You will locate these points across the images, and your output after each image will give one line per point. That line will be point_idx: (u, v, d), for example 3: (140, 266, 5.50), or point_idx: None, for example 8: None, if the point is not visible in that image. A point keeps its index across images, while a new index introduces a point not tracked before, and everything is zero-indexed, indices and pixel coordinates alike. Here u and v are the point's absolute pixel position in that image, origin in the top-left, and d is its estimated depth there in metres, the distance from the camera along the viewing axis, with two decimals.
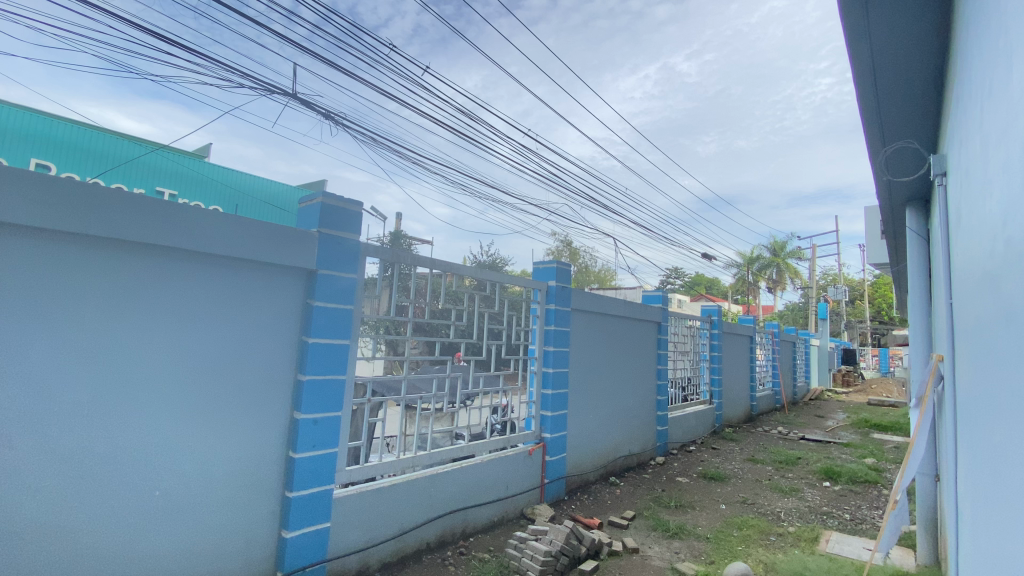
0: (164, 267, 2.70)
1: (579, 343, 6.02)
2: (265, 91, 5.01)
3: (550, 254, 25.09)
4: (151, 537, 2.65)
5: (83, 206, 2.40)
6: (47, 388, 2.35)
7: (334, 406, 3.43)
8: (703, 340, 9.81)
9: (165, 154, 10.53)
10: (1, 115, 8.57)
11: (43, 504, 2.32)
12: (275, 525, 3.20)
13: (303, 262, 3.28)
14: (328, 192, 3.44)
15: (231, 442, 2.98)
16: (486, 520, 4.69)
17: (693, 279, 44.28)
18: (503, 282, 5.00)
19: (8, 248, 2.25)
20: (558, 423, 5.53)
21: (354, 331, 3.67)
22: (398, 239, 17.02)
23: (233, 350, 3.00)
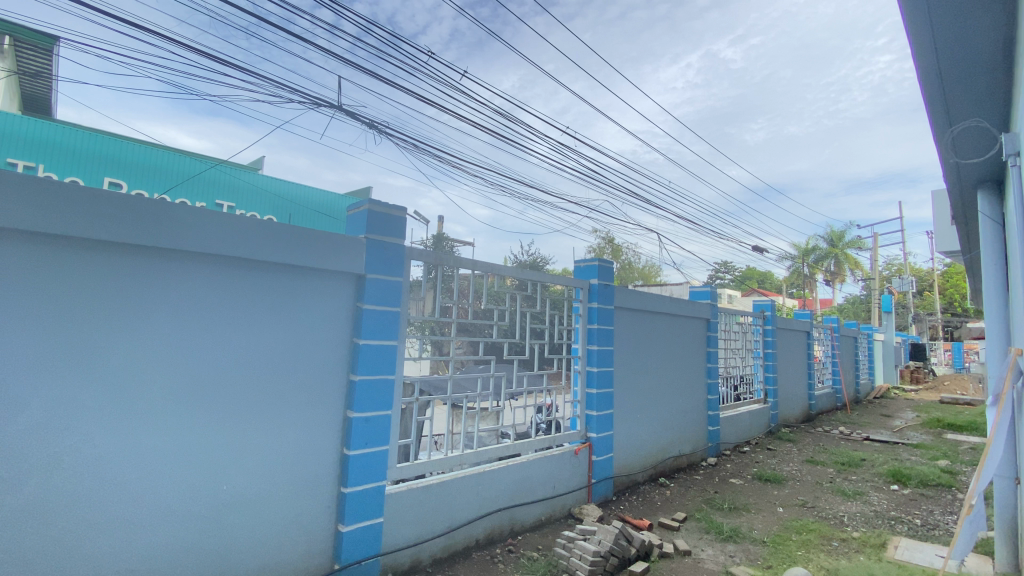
0: (227, 277, 2.90)
1: (623, 341, 5.94)
2: (313, 105, 5.29)
3: (592, 250, 24.91)
4: (221, 528, 2.85)
5: (154, 221, 2.61)
6: (124, 388, 2.56)
7: (385, 405, 3.55)
8: (755, 337, 9.45)
9: (224, 168, 11.32)
10: (81, 139, 9.49)
11: (125, 494, 2.54)
12: (332, 519, 3.36)
13: (352, 268, 3.43)
14: (374, 199, 3.58)
15: (290, 440, 3.16)
16: (533, 519, 4.71)
17: (744, 275, 42.62)
18: (544, 281, 5.02)
19: (92, 263, 2.48)
20: (604, 423, 5.48)
21: (402, 332, 3.78)
22: (441, 241, 17.40)
23: (290, 352, 3.17)
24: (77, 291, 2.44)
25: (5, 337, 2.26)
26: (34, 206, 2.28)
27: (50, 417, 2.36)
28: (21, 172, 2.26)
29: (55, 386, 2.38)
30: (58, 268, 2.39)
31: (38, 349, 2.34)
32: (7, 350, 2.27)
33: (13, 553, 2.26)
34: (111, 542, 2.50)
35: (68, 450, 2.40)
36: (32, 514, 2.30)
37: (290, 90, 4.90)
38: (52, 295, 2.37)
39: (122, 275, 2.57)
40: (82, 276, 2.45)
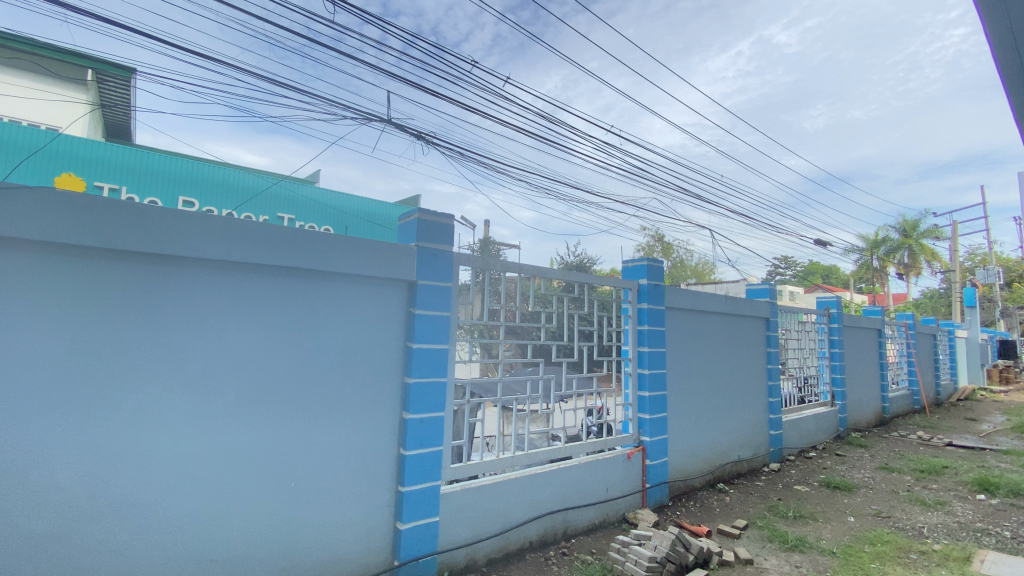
0: (290, 287, 3.12)
1: (676, 341, 5.80)
2: (363, 120, 5.56)
3: (641, 249, 24.45)
4: (289, 521, 3.06)
5: (225, 237, 2.84)
6: (200, 392, 2.79)
7: (438, 406, 3.67)
8: (819, 336, 8.95)
9: (287, 185, 12.22)
10: (164, 163, 10.46)
11: (203, 489, 2.77)
12: (390, 517, 3.50)
13: (404, 275, 3.57)
14: (423, 207, 3.71)
15: (350, 440, 3.33)
16: (587, 523, 4.70)
17: (805, 271, 40.41)
18: (592, 282, 5.00)
19: (175, 277, 2.74)
20: (657, 426, 5.36)
21: (453, 336, 3.89)
22: (487, 246, 17.64)
23: (348, 357, 3.35)
24: (158, 304, 2.69)
25: (101, 348, 2.54)
26: (120, 228, 2.55)
27: (138, 419, 2.61)
28: (109, 196, 2.52)
29: (142, 391, 2.63)
30: (142, 284, 2.65)
31: (128, 357, 2.60)
32: (102, 359, 2.54)
33: (110, 542, 2.52)
34: (192, 532, 2.73)
35: (153, 449, 2.64)
36: (124, 507, 2.56)
37: (344, 107, 5.18)
38: (138, 308, 2.64)
39: (197, 288, 2.80)
40: (165, 289, 2.71)
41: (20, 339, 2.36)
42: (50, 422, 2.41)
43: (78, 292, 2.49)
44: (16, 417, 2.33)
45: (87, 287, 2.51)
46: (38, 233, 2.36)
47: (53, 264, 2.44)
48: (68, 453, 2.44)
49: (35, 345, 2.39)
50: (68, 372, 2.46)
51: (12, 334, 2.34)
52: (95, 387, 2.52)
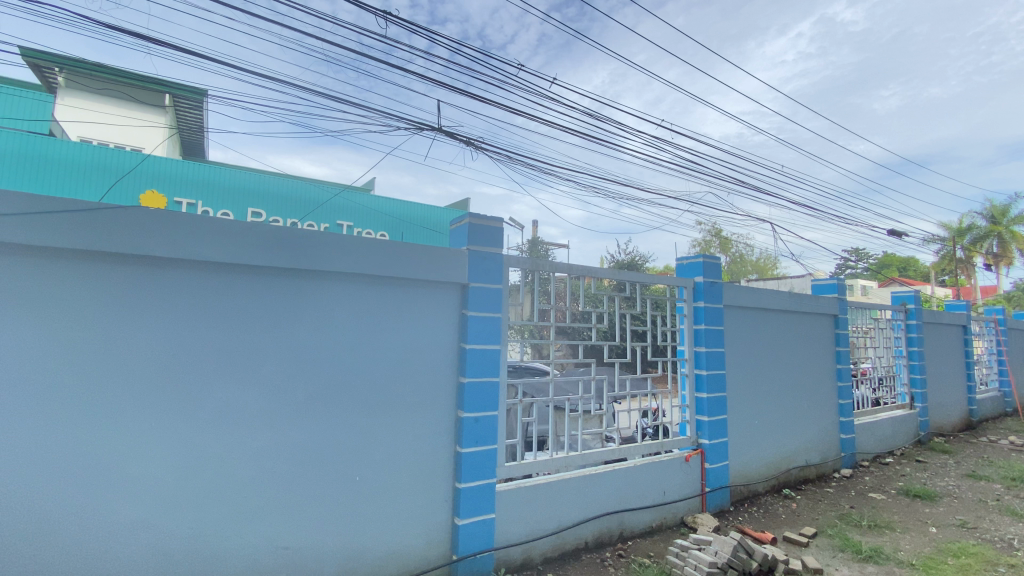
0: (352, 293, 3.33)
1: (734, 341, 5.62)
2: (416, 129, 5.80)
3: (695, 245, 23.71)
4: (355, 513, 3.26)
5: (293, 247, 3.08)
6: (273, 391, 3.04)
7: (491, 406, 3.77)
8: (895, 333, 8.35)
9: (349, 194, 13.24)
10: (237, 178, 11.77)
11: (277, 480, 3.02)
12: (449, 512, 3.64)
13: (457, 278, 3.70)
14: (474, 212, 3.82)
15: (409, 438, 3.49)
16: (643, 525, 4.65)
17: (879, 263, 37.64)
18: (644, 281, 4.95)
19: (251, 285, 3.00)
20: (717, 429, 5.22)
21: (505, 337, 3.98)
22: (536, 246, 17.74)
23: (406, 357, 3.52)
24: (236, 310, 2.95)
25: (188, 352, 2.82)
26: (201, 242, 2.82)
27: (220, 415, 2.88)
28: (193, 213, 2.80)
29: (224, 389, 2.90)
30: (222, 293, 2.92)
31: (211, 359, 2.88)
32: (189, 362, 2.82)
33: (198, 528, 2.79)
34: (269, 520, 2.98)
35: (235, 443, 2.91)
36: (210, 496, 2.83)
37: (398, 119, 5.42)
38: (220, 315, 2.91)
39: (269, 295, 3.05)
40: (242, 297, 2.97)
41: (122, 344, 2.67)
42: (148, 417, 2.70)
43: (168, 301, 2.78)
44: (120, 413, 2.64)
45: (175, 296, 2.80)
46: (135, 249, 2.66)
47: (147, 276, 2.74)
48: (163, 445, 2.73)
49: (134, 349, 2.69)
50: (161, 373, 2.75)
51: (117, 339, 2.66)
52: (184, 386, 2.80)
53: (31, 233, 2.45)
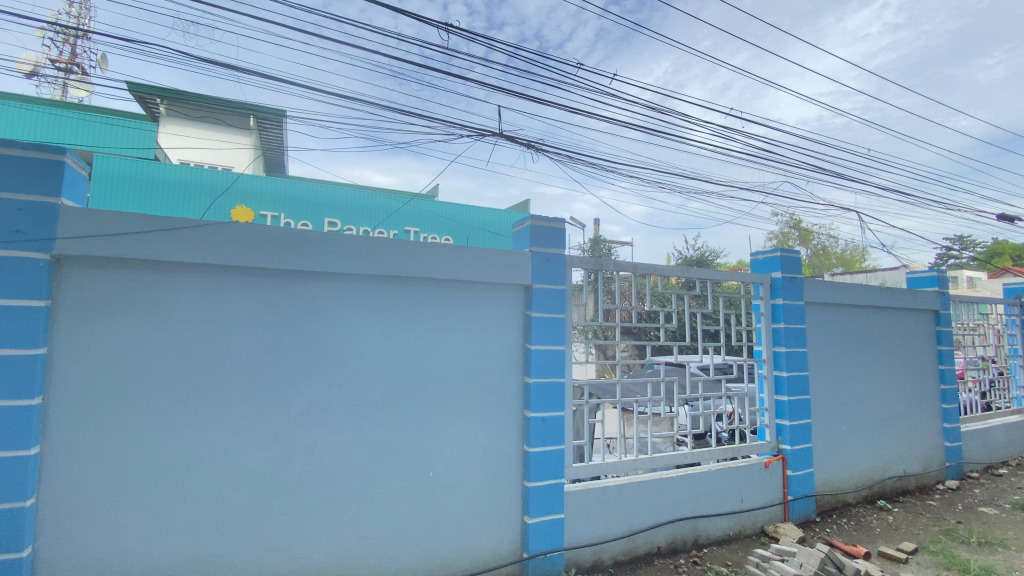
0: (422, 296, 3.50)
1: (818, 340, 5.27)
2: (478, 135, 5.95)
3: (770, 237, 22.32)
4: (429, 507, 3.42)
5: (368, 255, 3.29)
6: (352, 389, 3.26)
7: (558, 406, 3.81)
8: (1009, 329, 7.44)
9: (418, 201, 13.89)
10: (316, 191, 12.64)
11: (358, 474, 3.24)
12: (519, 511, 3.72)
13: (522, 280, 3.78)
14: (536, 214, 3.87)
15: (478, 436, 3.61)
16: (720, 532, 4.49)
17: (988, 253, 33.60)
18: (715, 278, 4.77)
19: (332, 292, 3.25)
20: (800, 434, 4.92)
21: (569, 338, 3.99)
22: (598, 244, 17.57)
23: (474, 357, 3.64)
24: (318, 316, 3.20)
25: (278, 353, 3.10)
26: (287, 252, 3.09)
27: (305, 411, 3.14)
28: (280, 226, 3.08)
29: (309, 387, 3.16)
30: (308, 298, 3.19)
31: (297, 359, 3.14)
32: (279, 362, 3.10)
33: (289, 514, 3.06)
34: (352, 511, 3.21)
35: (320, 437, 3.16)
36: (300, 485, 3.10)
37: (460, 127, 5.57)
38: (306, 319, 3.18)
39: (348, 301, 3.29)
40: (325, 302, 3.23)
41: (223, 346, 2.98)
42: (246, 411, 3.01)
43: (260, 308, 3.07)
44: (222, 407, 2.96)
45: (265, 303, 3.08)
46: (231, 261, 2.97)
47: (243, 284, 3.04)
48: (257, 439, 3.02)
49: (233, 350, 3.00)
50: (257, 372, 3.05)
51: (219, 342, 2.98)
52: (276, 385, 3.08)
53: (147, 251, 2.80)
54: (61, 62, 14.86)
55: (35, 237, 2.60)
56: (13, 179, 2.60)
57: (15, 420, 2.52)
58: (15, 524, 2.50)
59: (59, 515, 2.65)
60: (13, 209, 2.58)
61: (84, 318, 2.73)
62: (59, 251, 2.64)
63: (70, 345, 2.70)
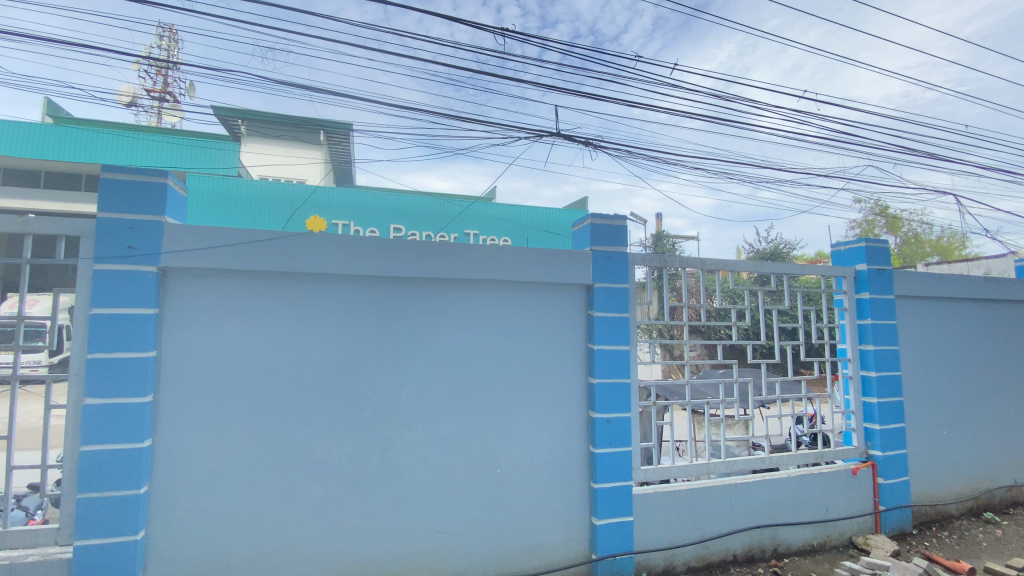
0: (485, 298, 3.60)
1: (911, 336, 4.83)
2: (535, 137, 5.99)
3: (853, 225, 20.64)
4: (498, 505, 3.52)
5: (433, 259, 3.44)
6: (421, 388, 3.41)
7: (624, 407, 3.76)
8: None
9: (477, 205, 14.25)
10: (382, 199, 13.26)
11: (429, 470, 3.38)
12: (586, 512, 3.72)
13: (583, 280, 3.78)
14: (596, 213, 3.84)
15: (544, 435, 3.66)
16: (803, 542, 4.24)
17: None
18: (791, 272, 4.51)
19: (400, 295, 3.42)
20: (892, 440, 4.54)
21: (634, 337, 3.94)
22: (661, 240, 17.09)
23: (537, 357, 3.69)
24: (388, 318, 3.38)
25: (353, 355, 3.31)
26: (358, 259, 3.29)
27: (379, 409, 3.33)
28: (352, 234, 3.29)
29: (382, 387, 3.35)
30: (379, 302, 3.38)
31: (370, 360, 3.34)
32: (354, 363, 3.31)
33: (366, 506, 3.26)
34: (424, 505, 3.36)
35: (393, 434, 3.34)
36: (375, 479, 3.29)
37: (518, 128, 5.61)
38: (378, 323, 3.37)
39: (415, 303, 3.44)
40: (394, 306, 3.40)
41: (305, 348, 3.23)
42: (326, 408, 3.24)
43: (336, 312, 3.30)
44: (306, 405, 3.21)
45: (340, 308, 3.30)
46: (310, 268, 3.21)
47: (320, 291, 3.28)
48: (335, 434, 3.24)
49: (313, 352, 3.24)
50: (335, 373, 3.27)
51: (301, 345, 3.23)
52: (352, 385, 3.29)
53: (237, 261, 3.10)
54: (157, 92, 16.62)
55: (145, 252, 2.95)
56: (126, 201, 2.96)
57: (130, 415, 2.87)
58: (130, 507, 2.85)
59: (168, 501, 2.98)
60: (126, 228, 2.93)
61: (185, 325, 3.07)
62: (164, 264, 2.98)
63: (174, 348, 3.04)
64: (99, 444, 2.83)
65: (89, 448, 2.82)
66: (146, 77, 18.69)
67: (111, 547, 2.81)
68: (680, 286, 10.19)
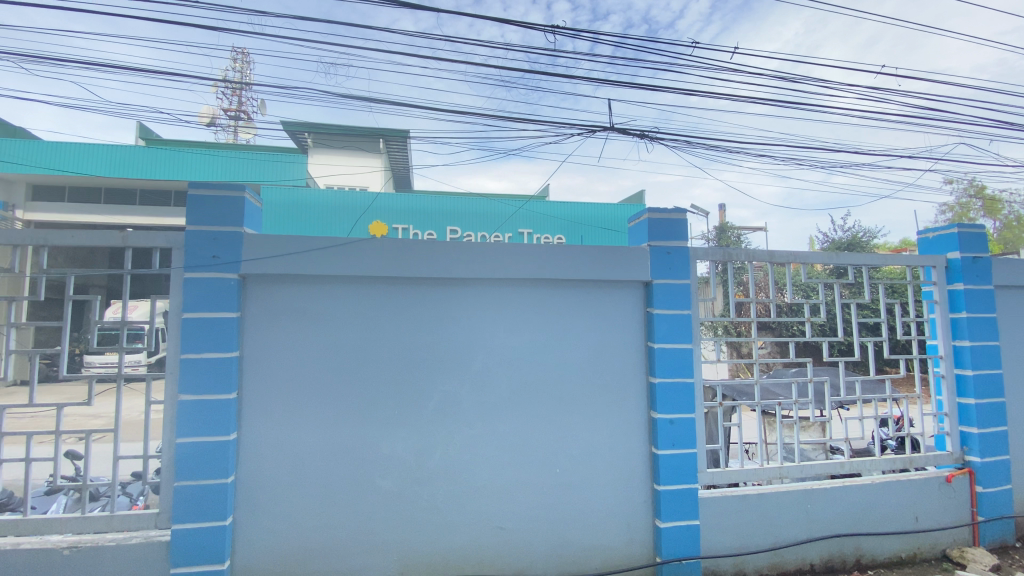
0: (540, 296, 3.63)
1: (1015, 330, 4.35)
2: (589, 132, 5.95)
3: (945, 209, 18.75)
4: (559, 504, 3.54)
5: (489, 259, 3.51)
6: (480, 386, 3.51)
7: (688, 407, 3.66)
8: None
9: (531, 204, 14.30)
10: (439, 203, 13.68)
11: (490, 467, 3.47)
12: (650, 514, 3.67)
13: (641, 276, 3.72)
14: (653, 207, 3.76)
15: (603, 434, 3.64)
16: (890, 554, 3.94)
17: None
18: (871, 263, 4.19)
19: (459, 296, 3.53)
20: (993, 445, 4.12)
21: (697, 335, 3.81)
22: (724, 233, 16.37)
23: (595, 356, 3.68)
24: (448, 318, 3.50)
25: (415, 354, 3.45)
26: (418, 261, 3.43)
27: (440, 407, 3.45)
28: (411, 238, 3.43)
29: (443, 385, 3.47)
30: (438, 301, 3.50)
31: (430, 359, 3.47)
32: (416, 362, 3.45)
33: (431, 501, 3.40)
34: (486, 502, 3.45)
35: (454, 431, 3.45)
36: (438, 474, 3.42)
37: (570, 125, 5.59)
38: (438, 323, 3.49)
39: (472, 303, 3.54)
40: (454, 305, 3.51)
41: (370, 348, 3.41)
42: (391, 405, 3.40)
43: (398, 313, 3.45)
44: (372, 402, 3.38)
45: (402, 309, 3.46)
46: (374, 272, 3.38)
47: (384, 292, 3.45)
48: (400, 431, 3.40)
49: (378, 352, 3.42)
50: (399, 372, 3.43)
51: (367, 345, 3.41)
52: (414, 383, 3.44)
53: (308, 266, 3.32)
54: (232, 111, 18.04)
55: (227, 260, 3.23)
56: (210, 214, 3.25)
57: (218, 411, 3.16)
58: (219, 496, 3.13)
59: (251, 490, 3.26)
60: (211, 239, 3.23)
61: (264, 327, 3.33)
62: (244, 271, 3.25)
63: (255, 349, 3.31)
64: (192, 436, 3.13)
65: (185, 440, 3.13)
66: (224, 99, 20.31)
67: (204, 531, 3.10)
68: (745, 281, 9.71)
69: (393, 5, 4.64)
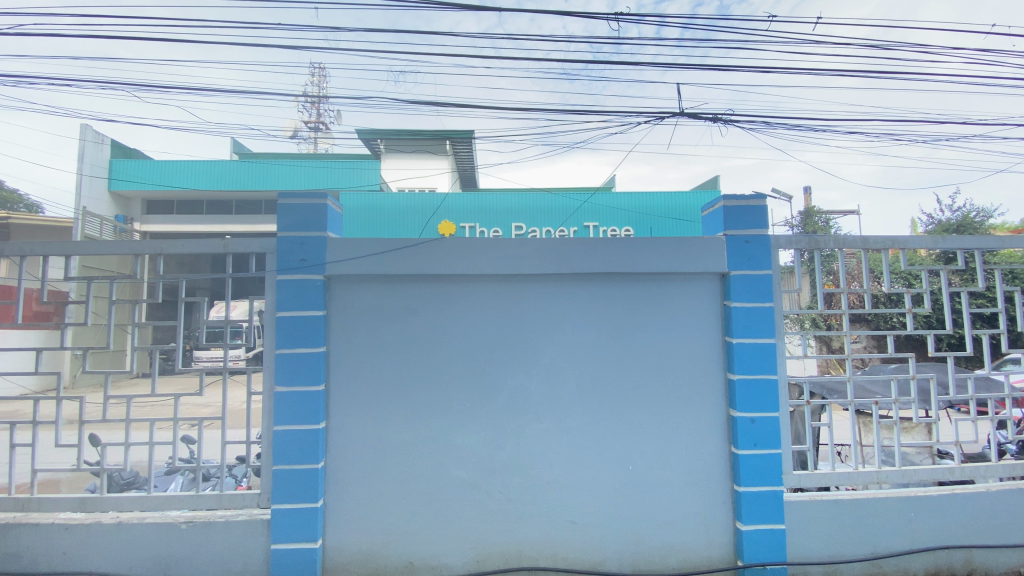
0: (608, 290, 3.69)
1: None
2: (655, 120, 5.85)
3: None
4: (632, 500, 3.60)
5: (557, 257, 3.63)
6: (549, 381, 3.64)
7: (770, 406, 3.57)
8: None
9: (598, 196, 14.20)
10: (507, 200, 14.02)
11: (561, 462, 3.61)
12: (729, 515, 3.63)
13: (716, 268, 3.66)
14: (728, 195, 3.68)
15: (678, 432, 3.65)
16: (1008, 569, 3.61)
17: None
18: (980, 245, 3.80)
19: (529, 293, 3.68)
20: None
21: (780, 329, 3.70)
22: (808, 218, 15.29)
23: (666, 352, 3.69)
24: (515, 316, 3.67)
25: (489, 351, 3.66)
26: (488, 260, 3.62)
27: (510, 402, 3.63)
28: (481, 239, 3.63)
29: (514, 380, 3.65)
30: (508, 298, 3.68)
31: (501, 355, 3.65)
32: (490, 359, 3.65)
33: (507, 493, 3.59)
34: (558, 496, 3.59)
35: (525, 426, 3.62)
36: (512, 467, 3.60)
37: (636, 114, 5.53)
38: (509, 320, 3.67)
39: (540, 299, 3.68)
40: (524, 301, 3.68)
41: (446, 346, 3.66)
42: (465, 399, 3.63)
43: (473, 313, 3.67)
44: (448, 396, 3.64)
45: (473, 307, 3.67)
46: (448, 271, 3.62)
47: (456, 291, 3.68)
48: (475, 425, 3.62)
49: (454, 349, 3.66)
50: (473, 368, 3.65)
51: (443, 342, 3.66)
52: (487, 379, 3.64)
53: (389, 268, 3.62)
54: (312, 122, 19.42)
55: (314, 263, 3.60)
56: (302, 223, 3.64)
57: (311, 401, 3.55)
58: (311, 479, 3.52)
59: (339, 476, 3.62)
60: (299, 244, 3.61)
61: (353, 327, 3.68)
62: (330, 273, 3.61)
63: (342, 347, 3.67)
64: (288, 424, 3.53)
65: (281, 428, 3.54)
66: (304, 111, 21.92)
67: (301, 510, 3.51)
68: (834, 269, 9.05)
69: (459, 10, 4.85)
